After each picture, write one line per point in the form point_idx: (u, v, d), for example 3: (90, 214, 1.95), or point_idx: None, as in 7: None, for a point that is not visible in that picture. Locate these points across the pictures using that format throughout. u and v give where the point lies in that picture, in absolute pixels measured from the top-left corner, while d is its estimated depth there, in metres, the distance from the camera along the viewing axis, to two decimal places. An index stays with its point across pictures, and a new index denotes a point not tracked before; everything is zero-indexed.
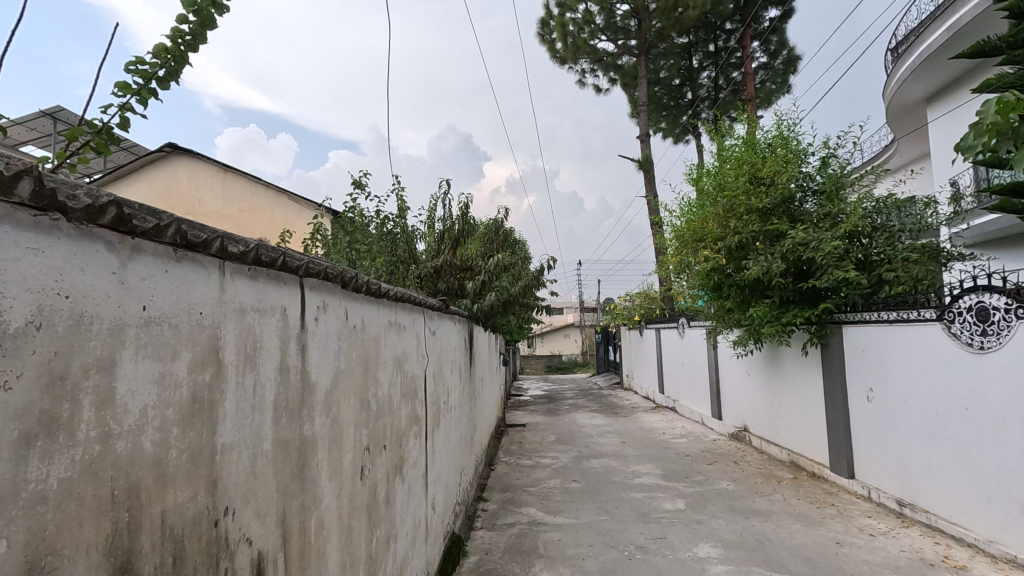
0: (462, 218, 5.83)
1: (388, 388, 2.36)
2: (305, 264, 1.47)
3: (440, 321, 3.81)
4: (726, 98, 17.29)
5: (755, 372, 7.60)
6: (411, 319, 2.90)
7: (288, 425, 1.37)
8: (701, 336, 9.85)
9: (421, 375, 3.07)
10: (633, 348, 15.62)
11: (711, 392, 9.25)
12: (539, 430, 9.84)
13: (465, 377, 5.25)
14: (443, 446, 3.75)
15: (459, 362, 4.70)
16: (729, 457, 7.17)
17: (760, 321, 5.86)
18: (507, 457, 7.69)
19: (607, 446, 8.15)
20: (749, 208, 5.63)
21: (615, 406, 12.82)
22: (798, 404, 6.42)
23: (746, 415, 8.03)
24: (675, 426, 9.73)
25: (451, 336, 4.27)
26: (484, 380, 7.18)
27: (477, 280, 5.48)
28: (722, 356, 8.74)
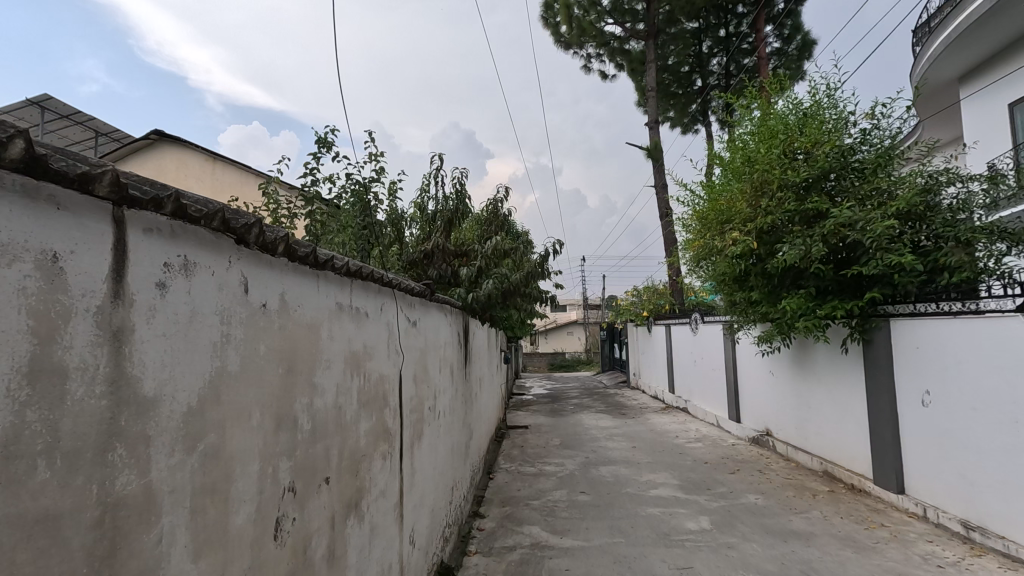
0: (456, 197, 5.16)
1: (334, 397, 1.69)
2: (118, 173, 0.82)
3: (424, 310, 3.15)
4: (738, 86, 16.52)
5: (781, 372, 6.89)
6: (378, 304, 2.22)
7: (55, 487, 0.70)
8: (716, 333, 9.14)
9: (394, 378, 2.40)
10: (641, 346, 14.91)
11: (728, 393, 8.57)
12: (543, 433, 9.17)
13: (459, 378, 4.59)
14: (427, 463, 3.08)
15: (449, 361, 4.03)
16: (752, 465, 6.48)
17: (794, 315, 5.17)
18: (507, 463, 7.02)
19: (616, 452, 7.46)
20: (783, 184, 4.94)
21: (622, 407, 12.13)
22: (833, 408, 5.73)
23: (769, 419, 7.34)
24: (688, 429, 9.04)
25: (438, 329, 3.60)
26: (482, 380, 6.51)
27: (473, 267, 4.81)
28: (742, 354, 8.03)
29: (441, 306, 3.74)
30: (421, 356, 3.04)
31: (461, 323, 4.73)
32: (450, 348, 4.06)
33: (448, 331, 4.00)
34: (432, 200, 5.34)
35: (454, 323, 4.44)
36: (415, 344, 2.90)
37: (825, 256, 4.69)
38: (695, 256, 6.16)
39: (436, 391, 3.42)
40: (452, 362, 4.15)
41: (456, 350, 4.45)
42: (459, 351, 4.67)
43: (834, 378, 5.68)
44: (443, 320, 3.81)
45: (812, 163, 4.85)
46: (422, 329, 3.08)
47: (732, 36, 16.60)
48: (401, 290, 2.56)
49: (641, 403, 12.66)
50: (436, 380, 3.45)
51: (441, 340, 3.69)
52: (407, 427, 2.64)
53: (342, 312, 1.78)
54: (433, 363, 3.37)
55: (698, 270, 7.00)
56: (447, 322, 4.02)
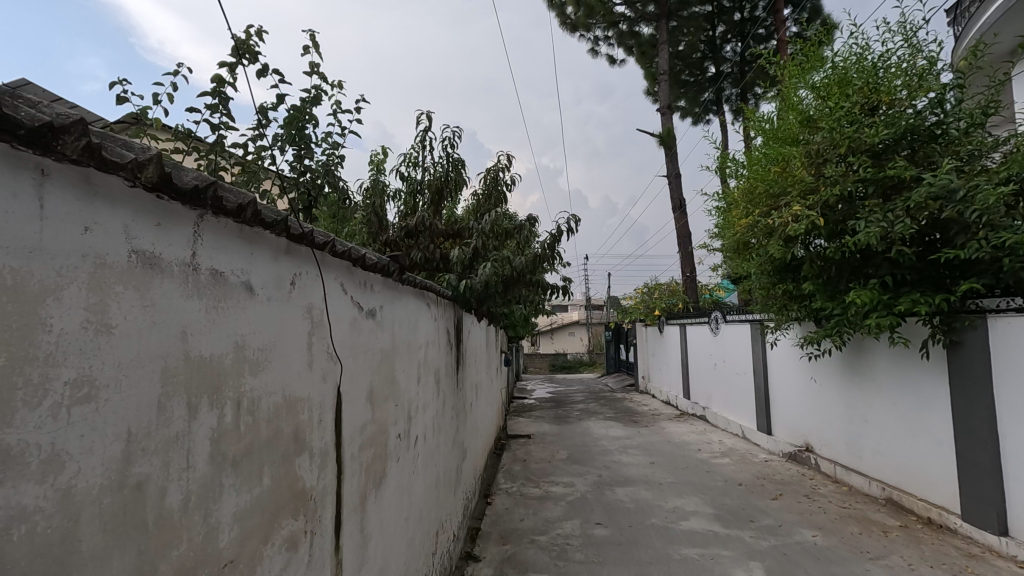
0: (449, 165, 4.22)
1: (112, 466, 0.72)
2: None
3: (390, 297, 2.18)
4: (756, 72, 15.55)
5: (826, 379, 5.93)
6: (283, 274, 1.25)
7: None
8: (743, 333, 8.15)
9: (320, 403, 1.43)
10: (651, 347, 13.91)
11: (757, 401, 7.62)
12: (548, 445, 8.19)
13: (449, 387, 3.63)
14: (392, 521, 2.11)
15: (434, 364, 3.07)
16: (795, 488, 5.50)
17: (860, 310, 4.20)
18: (508, 483, 6.07)
19: (633, 471, 6.48)
20: (852, 147, 3.95)
21: (632, 414, 11.17)
22: (900, 424, 4.78)
23: (809, 432, 6.38)
24: (711, 440, 8.05)
25: (415, 324, 2.64)
26: (479, 386, 5.55)
27: (467, 248, 3.85)
28: (775, 356, 7.06)
29: (419, 292, 2.78)
30: (385, 364, 2.07)
31: (450, 316, 3.77)
32: (435, 349, 3.11)
33: (431, 326, 3.05)
34: (417, 169, 4.37)
35: (443, 317, 3.49)
36: (372, 344, 1.92)
37: (910, 236, 3.68)
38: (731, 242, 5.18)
39: (410, 412, 2.47)
40: (437, 368, 3.19)
41: (444, 352, 3.49)
42: (449, 352, 3.71)
43: (903, 390, 4.73)
44: (423, 310, 2.84)
45: (893, 119, 3.84)
46: (386, 322, 2.10)
47: (748, 20, 15.67)
48: (339, 256, 1.58)
49: (653, 409, 11.66)
50: (409, 393, 2.49)
51: (419, 340, 2.73)
52: (353, 478, 1.67)
53: (156, 278, 0.82)
54: (405, 373, 2.41)
55: (733, 258, 6.00)
56: (431, 317, 3.07)
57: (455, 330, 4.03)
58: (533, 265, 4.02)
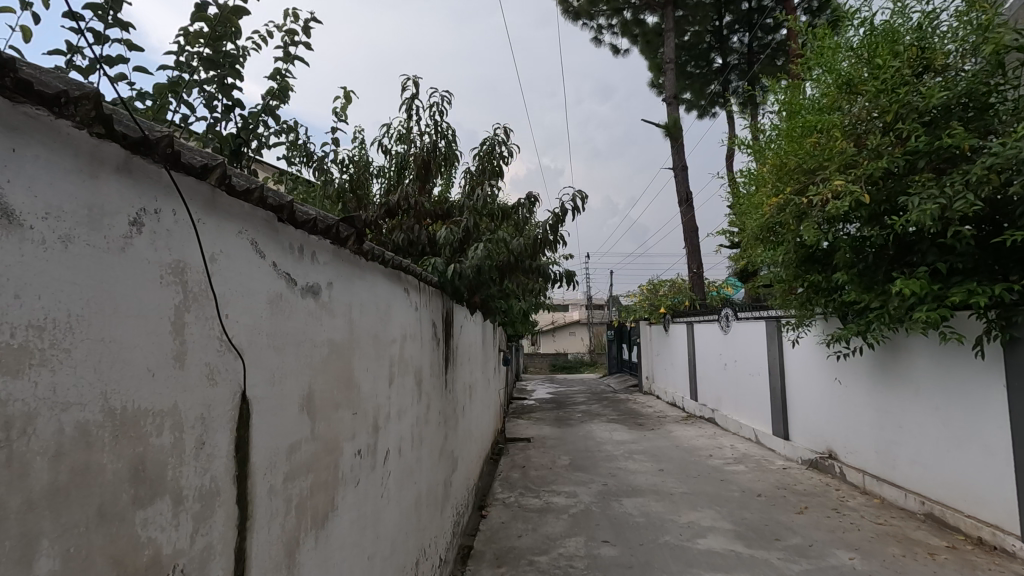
0: (438, 136, 3.70)
1: None
2: None
3: (346, 276, 1.67)
4: (765, 62, 15.05)
5: (853, 380, 5.43)
6: (113, 203, 0.75)
7: None
8: (757, 331, 7.64)
9: (200, 417, 0.92)
10: (656, 347, 13.39)
11: (772, 404, 7.12)
12: (548, 450, 7.69)
13: (435, 390, 3.13)
14: (345, 566, 1.61)
15: (413, 363, 2.56)
16: (820, 501, 5.00)
17: (904, 303, 3.71)
18: (505, 492, 5.57)
19: (641, 479, 5.98)
20: (900, 115, 3.42)
21: (637, 416, 10.66)
22: (943, 431, 4.30)
23: (832, 438, 5.88)
24: (722, 445, 7.55)
25: (386, 312, 2.13)
26: (474, 388, 5.05)
27: (457, 229, 3.35)
28: (793, 355, 6.55)
29: (392, 275, 2.27)
30: (336, 361, 1.57)
31: (438, 305, 3.27)
32: (415, 344, 2.61)
33: (410, 316, 2.55)
34: (402, 141, 3.85)
35: (427, 309, 2.99)
36: (313, 334, 1.41)
37: (971, 215, 3.16)
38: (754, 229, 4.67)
39: (377, 421, 1.97)
40: (419, 368, 2.69)
41: (429, 348, 2.99)
42: (436, 349, 3.22)
43: (947, 392, 4.26)
44: (398, 297, 2.33)
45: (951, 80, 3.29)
46: (339, 306, 1.60)
47: (756, 9, 15.19)
48: (245, 199, 1.07)
49: (659, 411, 11.15)
50: (377, 398, 1.99)
51: (393, 333, 2.23)
52: (273, 523, 1.16)
53: None
54: (370, 373, 1.91)
55: (753, 247, 5.49)
56: (411, 306, 2.56)
57: (444, 322, 3.53)
58: (533, 248, 3.51)
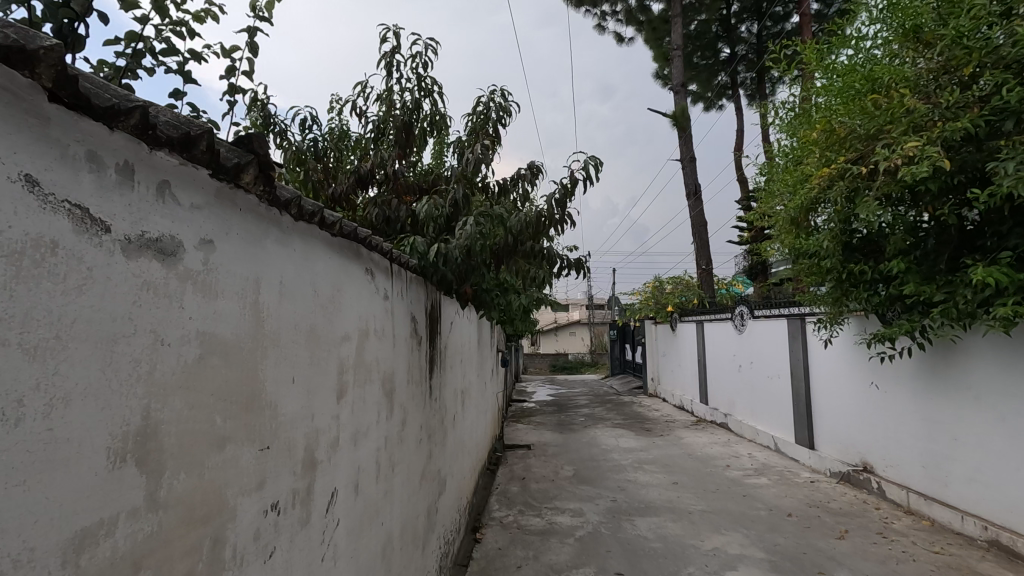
0: (421, 93, 3.08)
1: None
2: None
3: (243, 234, 1.06)
4: (775, 51, 14.48)
5: (895, 384, 4.82)
6: None
7: None
8: (777, 330, 7.04)
9: None
10: (662, 347, 12.79)
11: (796, 409, 6.52)
12: (549, 458, 7.10)
13: (415, 400, 2.53)
14: None
15: (379, 367, 1.96)
16: (861, 523, 4.39)
17: (977, 295, 3.14)
18: (502, 510, 4.97)
19: (654, 495, 5.38)
20: (982, 66, 2.78)
21: (643, 420, 10.06)
22: (1008, 444, 3.72)
23: (866, 450, 5.27)
24: (739, 454, 6.96)
25: (333, 299, 1.53)
26: (466, 393, 4.45)
27: (443, 201, 2.74)
28: (821, 356, 5.96)
29: (346, 249, 1.67)
30: (220, 369, 0.96)
31: (418, 296, 2.67)
32: (383, 344, 2.02)
33: (376, 309, 1.94)
34: (379, 101, 3.22)
35: (404, 299, 2.39)
36: (161, 326, 0.81)
37: None
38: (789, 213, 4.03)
39: (313, 454, 1.36)
40: (389, 374, 2.08)
41: (405, 348, 2.38)
42: (416, 350, 2.62)
43: (1014, 399, 3.69)
44: (355, 280, 1.73)
45: None
46: (228, 281, 1.00)
47: None
48: None
49: (666, 415, 10.54)
50: (315, 421, 1.39)
51: (345, 328, 1.62)
52: None
53: None
54: (301, 385, 1.30)
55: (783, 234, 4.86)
56: (377, 294, 1.96)
57: (429, 316, 2.94)
58: (536, 229, 2.89)
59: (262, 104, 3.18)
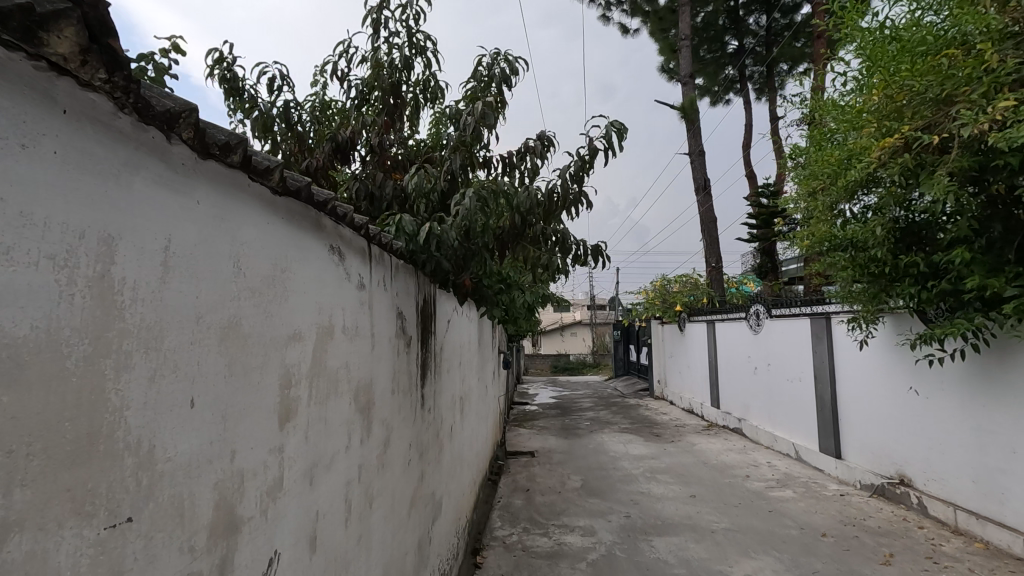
0: (413, 52, 2.63)
1: None
2: None
3: (64, 156, 0.62)
4: (786, 42, 14.02)
5: (939, 389, 4.37)
6: None
7: None
8: (799, 331, 6.59)
9: None
10: (669, 348, 12.33)
11: (820, 415, 6.07)
12: (555, 467, 6.65)
13: (402, 413, 2.08)
14: None
15: (350, 378, 1.51)
16: (907, 545, 3.93)
17: None
18: (505, 527, 4.52)
19: (670, 510, 4.92)
20: None
21: (651, 425, 9.59)
22: None
23: (903, 461, 4.81)
24: (758, 463, 6.51)
25: (272, 284, 1.07)
26: (466, 399, 4.00)
27: (437, 174, 2.29)
28: (850, 357, 5.51)
29: (295, 215, 1.21)
30: None
31: (406, 287, 2.22)
32: (357, 347, 1.57)
33: (345, 300, 1.49)
34: (364, 62, 2.77)
35: (387, 289, 1.93)
36: None
37: None
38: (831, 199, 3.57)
39: (233, 512, 0.91)
40: (364, 385, 1.62)
41: (388, 351, 1.93)
42: (404, 352, 2.17)
43: None
44: (312, 258, 1.27)
45: None
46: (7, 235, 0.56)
47: None
48: None
49: (675, 419, 10.07)
50: (239, 463, 0.93)
51: (295, 325, 1.17)
52: None
53: None
54: (208, 411, 0.85)
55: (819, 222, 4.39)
56: (347, 281, 1.51)
57: (420, 312, 2.49)
58: (547, 209, 2.44)
59: (227, 65, 2.72)
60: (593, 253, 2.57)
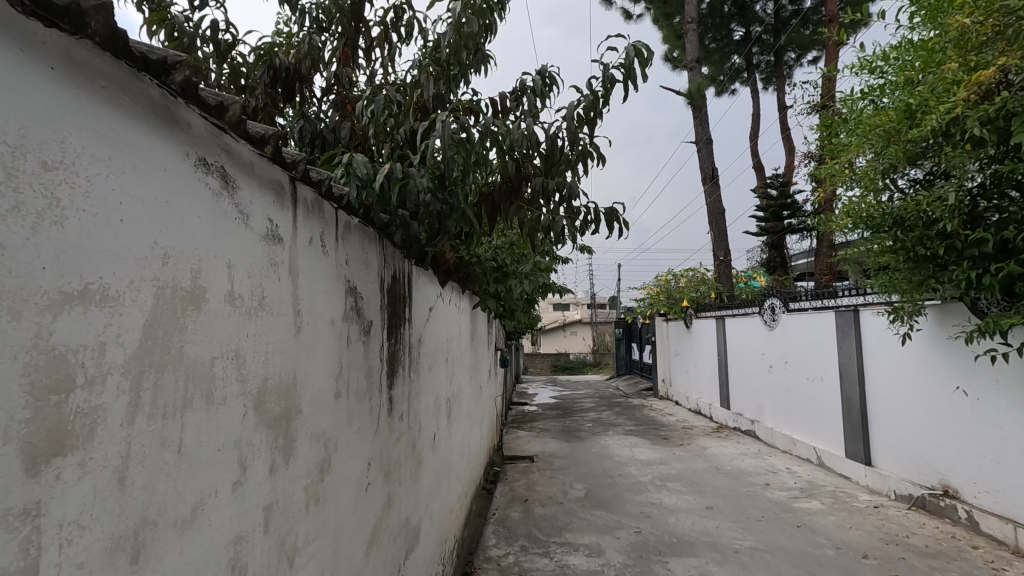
0: None
1: None
2: None
3: None
4: (795, 28, 13.44)
5: (994, 389, 3.85)
6: None
7: None
8: (821, 325, 6.06)
9: None
10: (674, 346, 11.78)
11: (846, 417, 5.54)
12: (555, 474, 6.12)
13: (351, 422, 1.54)
14: None
15: (241, 374, 0.96)
16: (963, 569, 3.41)
17: None
18: (500, 546, 3.98)
19: (685, 525, 4.38)
20: None
21: (657, 427, 9.06)
22: None
23: (946, 470, 4.29)
24: (778, 470, 5.98)
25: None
26: (454, 402, 3.47)
27: (407, 105, 1.76)
28: (885, 354, 4.99)
29: (87, 75, 0.66)
30: None
31: (362, 255, 1.67)
32: (259, 327, 1.02)
33: (231, 250, 0.94)
34: None
35: (326, 251, 1.39)
36: None
37: None
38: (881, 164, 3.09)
39: None
40: (274, 387, 1.08)
41: (328, 339, 1.39)
42: (359, 341, 1.63)
43: None
44: (139, 162, 0.72)
45: None
46: None
47: None
48: None
49: (682, 421, 9.53)
50: None
51: (79, 274, 0.62)
52: None
53: None
54: None
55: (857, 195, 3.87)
56: (237, 222, 0.96)
57: (387, 293, 1.95)
58: (549, 159, 1.90)
59: None
60: (607, 219, 2.02)
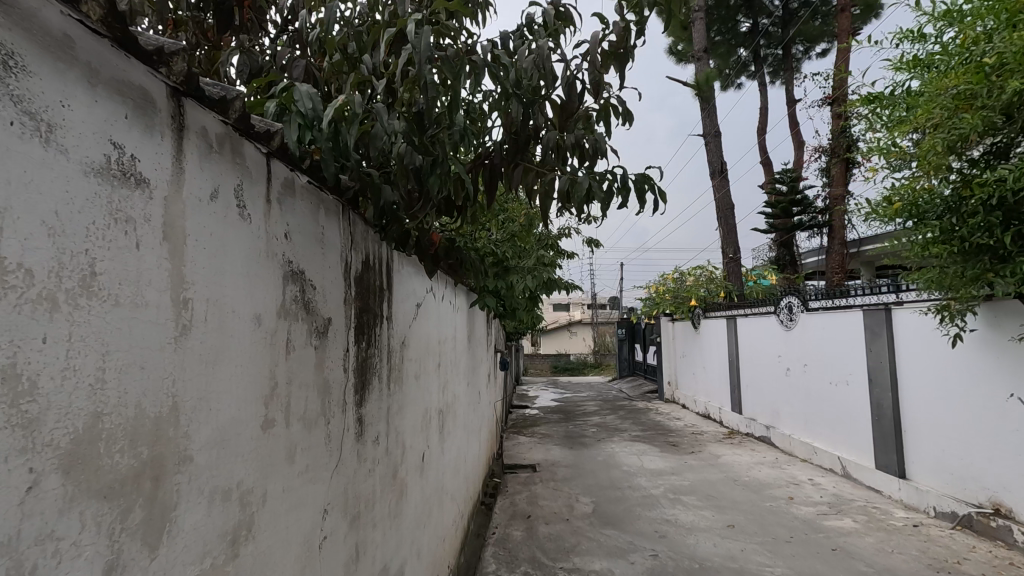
0: None
1: None
2: None
3: None
4: (805, 19, 13.01)
5: None
6: None
7: None
8: (847, 325, 5.63)
9: None
10: (681, 347, 11.33)
11: (876, 425, 5.11)
12: (560, 486, 5.68)
13: (293, 456, 1.10)
14: None
15: (21, 419, 0.52)
16: None
17: None
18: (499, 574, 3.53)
19: (707, 547, 3.94)
20: None
21: (665, 432, 8.61)
22: None
23: (996, 486, 3.85)
24: (800, 482, 5.54)
25: None
26: (448, 414, 3.03)
27: (384, 28, 1.32)
28: (923, 356, 4.55)
29: None
30: None
31: (312, 230, 1.24)
32: (73, 327, 0.58)
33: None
34: None
35: (247, 216, 0.95)
36: None
37: None
38: (953, 133, 2.66)
39: None
40: (119, 431, 0.64)
41: (252, 344, 0.95)
42: (307, 349, 1.18)
43: None
44: None
45: None
46: None
47: None
48: None
49: (691, 426, 9.08)
50: None
51: None
52: None
53: None
54: None
55: (906, 178, 3.44)
56: (17, 131, 0.53)
57: (355, 283, 1.51)
58: (565, 107, 1.45)
59: None
60: (637, 190, 1.58)
